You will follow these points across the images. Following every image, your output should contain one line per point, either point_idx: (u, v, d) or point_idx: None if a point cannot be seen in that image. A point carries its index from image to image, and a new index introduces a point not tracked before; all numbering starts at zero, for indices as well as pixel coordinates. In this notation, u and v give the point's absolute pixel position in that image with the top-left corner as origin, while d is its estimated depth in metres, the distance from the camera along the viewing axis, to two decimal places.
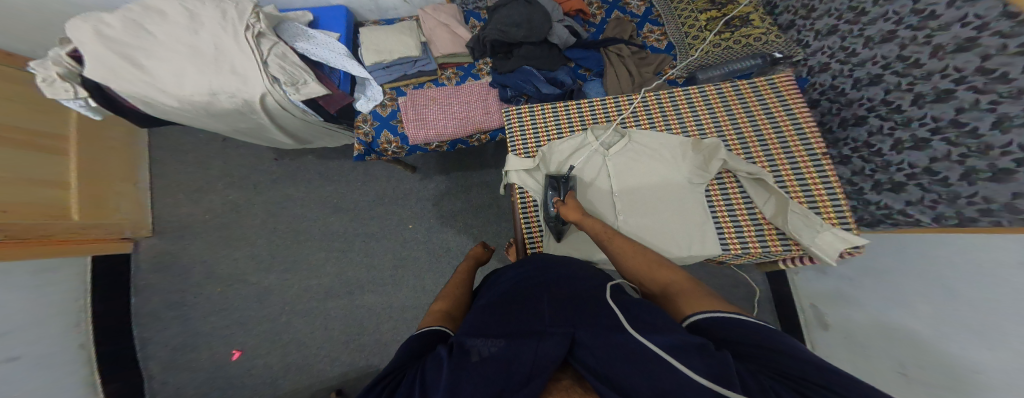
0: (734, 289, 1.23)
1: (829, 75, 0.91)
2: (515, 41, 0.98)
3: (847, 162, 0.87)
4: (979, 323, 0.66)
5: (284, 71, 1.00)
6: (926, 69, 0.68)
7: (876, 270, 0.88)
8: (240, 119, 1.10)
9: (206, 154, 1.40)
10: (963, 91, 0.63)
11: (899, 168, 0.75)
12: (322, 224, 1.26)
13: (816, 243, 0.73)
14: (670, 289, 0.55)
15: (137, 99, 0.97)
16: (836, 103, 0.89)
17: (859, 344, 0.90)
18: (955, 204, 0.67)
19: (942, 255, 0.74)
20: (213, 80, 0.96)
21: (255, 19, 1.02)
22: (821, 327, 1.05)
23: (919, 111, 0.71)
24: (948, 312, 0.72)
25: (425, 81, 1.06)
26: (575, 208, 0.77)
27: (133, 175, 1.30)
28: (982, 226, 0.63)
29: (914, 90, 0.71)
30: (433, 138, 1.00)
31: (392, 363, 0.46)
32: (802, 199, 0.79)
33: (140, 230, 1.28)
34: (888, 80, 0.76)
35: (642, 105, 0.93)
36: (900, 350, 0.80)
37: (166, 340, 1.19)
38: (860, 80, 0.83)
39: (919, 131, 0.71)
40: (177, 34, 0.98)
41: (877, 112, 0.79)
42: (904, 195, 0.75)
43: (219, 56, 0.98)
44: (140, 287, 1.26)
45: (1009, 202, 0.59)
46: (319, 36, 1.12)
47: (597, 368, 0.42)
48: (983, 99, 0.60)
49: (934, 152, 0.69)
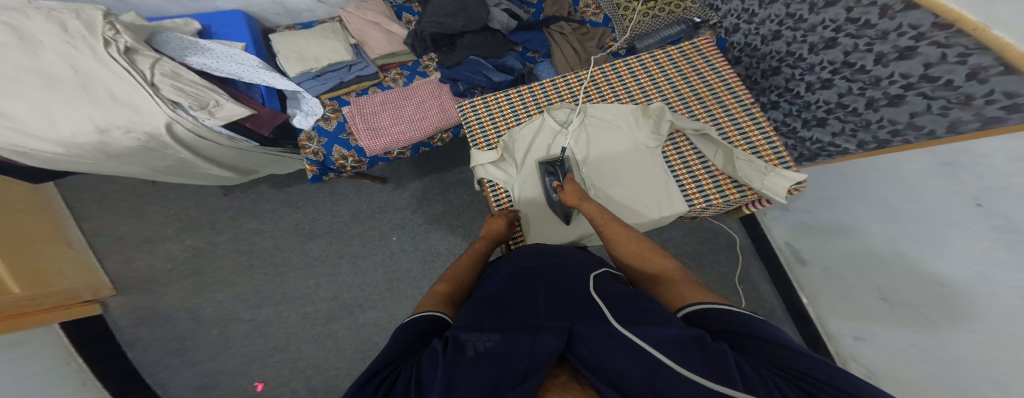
0: (715, 239, 1.32)
1: (741, 35, 0.97)
2: (455, 31, 0.90)
3: (777, 107, 0.94)
4: (923, 236, 0.72)
5: (185, 94, 0.87)
6: (810, 23, 0.77)
7: (825, 199, 0.97)
8: (155, 157, 0.97)
9: (138, 199, 1.33)
10: (843, 38, 0.71)
11: (818, 106, 0.83)
12: (301, 251, 1.26)
13: (766, 186, 0.74)
14: (664, 276, 0.60)
15: (7, 150, 0.82)
16: (753, 58, 0.95)
17: (838, 274, 0.98)
18: (869, 130, 0.74)
19: (875, 175, 0.80)
20: (94, 114, 0.82)
21: (113, 31, 0.88)
22: (800, 262, 1.12)
23: (816, 58, 0.78)
24: (899, 232, 0.78)
25: (368, 86, 0.96)
26: (574, 192, 0.76)
27: (63, 238, 1.19)
28: (896, 146, 0.71)
29: (807, 41, 0.79)
30: (392, 145, 0.91)
31: (380, 361, 0.44)
32: (745, 149, 0.79)
33: (101, 291, 1.21)
34: (786, 34, 0.83)
35: (587, 79, 0.89)
36: (876, 277, 0.86)
37: (184, 381, 1.16)
38: (765, 37, 0.89)
39: (823, 73, 0.79)
40: (12, 60, 0.80)
41: (786, 62, 0.86)
42: (829, 128, 0.83)
43: (85, 82, 0.84)
44: (130, 342, 1.20)
45: (910, 122, 0.66)
46: (216, 48, 0.98)
47: (594, 361, 0.42)
48: (860, 42, 0.68)
49: (840, 89, 0.76)
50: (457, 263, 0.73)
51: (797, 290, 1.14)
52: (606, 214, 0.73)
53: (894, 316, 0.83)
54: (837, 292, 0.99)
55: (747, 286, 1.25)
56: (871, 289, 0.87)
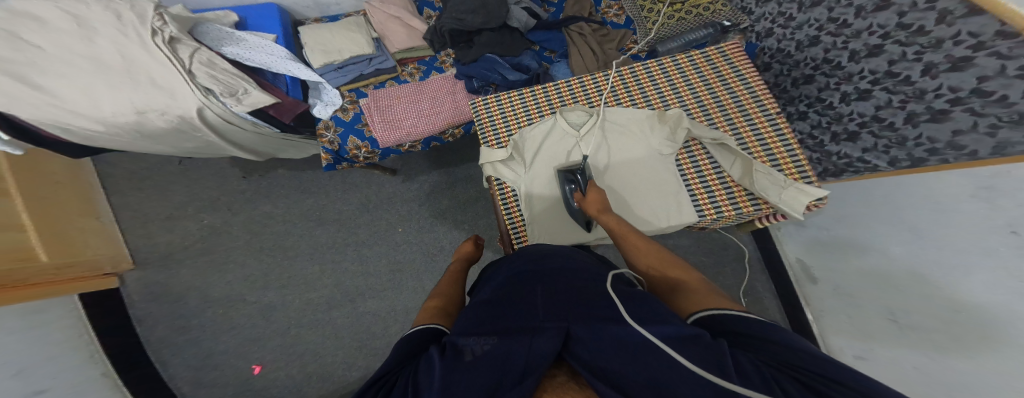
0: (725, 251, 1.28)
1: (775, 39, 0.95)
2: (473, 28, 0.92)
3: (805, 117, 0.92)
4: (952, 262, 0.67)
5: (217, 81, 0.92)
6: (855, 28, 0.74)
7: (846, 217, 0.92)
8: (184, 139, 1.03)
9: (163, 178, 1.39)
10: (890, 45, 0.68)
11: (851, 119, 0.81)
12: (310, 237, 1.28)
13: (783, 199, 0.72)
14: (680, 285, 0.56)
15: (51, 125, 0.88)
16: (785, 65, 0.94)
17: (849, 295, 0.92)
18: (904, 146, 0.71)
19: (906, 195, 0.76)
20: (135, 97, 0.88)
21: (160, 22, 0.94)
22: (811, 281, 1.07)
23: (857, 66, 0.76)
24: (922, 256, 0.73)
25: (386, 79, 0.99)
26: (597, 201, 0.72)
27: (93, 210, 1.26)
28: (933, 164, 0.68)
29: (849, 48, 0.76)
30: (405, 138, 0.94)
31: (385, 365, 0.45)
32: (764, 160, 0.78)
33: (121, 263, 1.26)
34: (825, 40, 0.82)
35: (604, 83, 0.89)
36: (890, 299, 0.81)
37: (187, 359, 1.18)
38: (802, 42, 0.87)
39: (861, 84, 0.76)
40: (70, 45, 0.87)
41: (822, 70, 0.84)
42: (859, 143, 0.80)
43: (130, 67, 0.90)
44: (140, 317, 1.24)
45: (950, 141, 0.63)
46: (250, 39, 1.04)
47: (590, 361, 0.40)
48: (908, 51, 0.65)
49: (878, 102, 0.74)
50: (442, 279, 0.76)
51: (803, 307, 1.09)
52: (625, 225, 0.70)
53: (903, 342, 0.78)
54: (846, 313, 0.94)
55: (754, 304, 1.20)
56: (882, 311, 0.83)
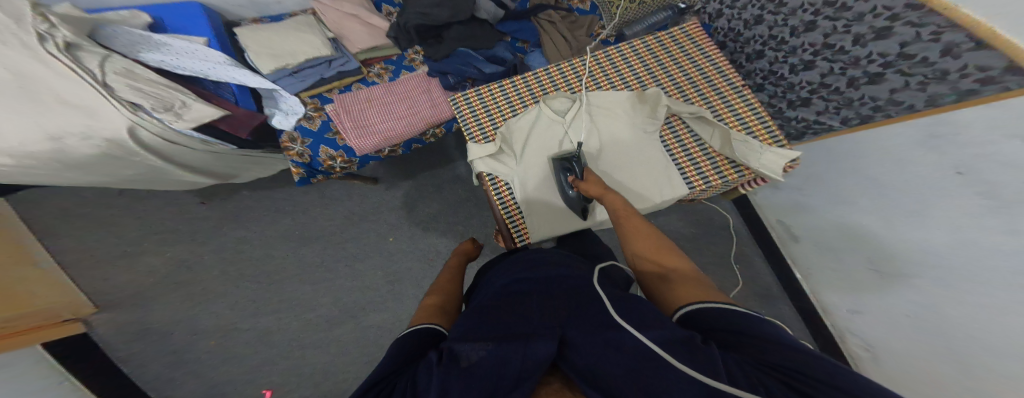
0: (710, 221, 1.36)
1: (725, 20, 1.00)
2: (441, 23, 0.82)
3: (764, 89, 0.97)
4: (914, 206, 0.74)
5: (144, 94, 0.80)
6: (791, 6, 0.81)
7: (812, 175, 0.98)
8: (122, 165, 0.90)
9: (109, 211, 1.25)
10: (822, 21, 0.75)
11: (802, 87, 0.86)
12: (295, 258, 1.22)
13: (763, 163, 0.75)
14: (669, 276, 0.58)
15: None
16: (738, 43, 0.99)
17: (825, 244, 1.02)
18: (852, 106, 0.78)
19: (866, 151, 0.81)
20: (42, 120, 0.75)
21: (45, 24, 0.76)
22: (793, 238, 1.15)
23: (798, 40, 0.82)
24: (886, 204, 0.80)
25: (351, 82, 0.89)
26: (597, 183, 0.74)
27: (29, 257, 1.12)
28: (879, 120, 0.75)
29: (789, 25, 0.83)
30: (383, 143, 0.87)
31: (381, 371, 0.42)
32: (740, 128, 0.79)
33: (81, 308, 1.15)
34: (768, 18, 0.87)
35: (582, 68, 0.85)
36: (862, 248, 0.89)
37: (189, 392, 1.14)
38: (749, 21, 0.92)
39: (804, 55, 0.82)
40: None
41: (769, 46, 0.90)
42: (813, 107, 0.87)
43: (25, 84, 0.74)
44: (122, 358, 1.16)
45: (889, 98, 0.70)
46: (175, 43, 0.89)
47: (584, 369, 0.41)
48: (838, 24, 0.72)
49: (822, 70, 0.80)
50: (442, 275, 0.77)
51: (791, 265, 1.18)
52: (628, 207, 0.72)
53: (887, 286, 0.85)
54: (830, 268, 1.02)
55: (741, 260, 1.30)
56: (861, 259, 0.91)
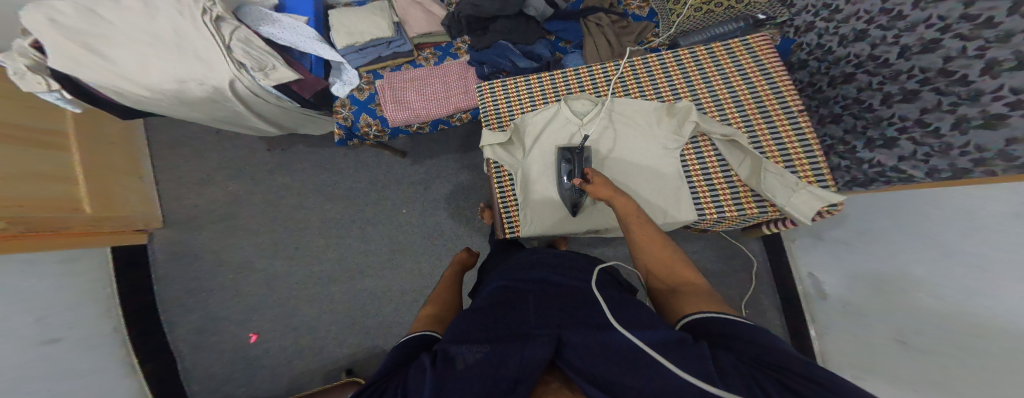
0: (732, 260, 1.23)
1: (815, 34, 0.86)
2: (489, 15, 0.93)
3: (839, 120, 0.85)
4: (977, 281, 0.65)
5: (250, 57, 0.98)
6: (910, 20, 0.65)
7: (874, 232, 0.88)
8: (215, 107, 1.09)
9: (200, 146, 1.46)
10: (948, 40, 0.60)
11: (891, 122, 0.74)
12: (319, 212, 1.33)
13: (792, 202, 0.68)
14: (681, 288, 0.53)
15: (106, 89, 0.96)
16: (824, 62, 0.86)
17: (859, 314, 0.91)
18: (947, 156, 0.65)
19: (939, 212, 0.73)
20: (178, 68, 0.95)
21: (210, 2, 0.98)
22: (820, 297, 1.05)
23: (906, 63, 0.68)
24: (946, 275, 0.71)
25: (402, 63, 1.03)
26: (603, 186, 0.70)
27: (136, 169, 1.35)
28: (979, 176, 0.62)
29: (900, 43, 0.68)
30: (413, 119, 0.97)
31: (376, 374, 0.43)
32: (778, 161, 0.74)
33: (151, 222, 1.34)
34: (873, 34, 0.73)
35: (614, 73, 0.86)
36: (906, 320, 0.79)
37: (191, 323, 1.27)
38: (845, 37, 0.78)
39: (908, 83, 0.69)
40: (132, 19, 0.94)
41: (865, 68, 0.76)
42: (896, 150, 0.74)
43: (179, 42, 0.95)
44: (159, 275, 1.33)
45: (1004, 149, 0.57)
46: (285, 20, 1.10)
47: (586, 369, 0.38)
48: (970, 46, 0.58)
49: (924, 104, 0.67)
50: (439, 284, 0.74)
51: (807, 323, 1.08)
52: (641, 216, 0.66)
53: (909, 362, 0.76)
54: (851, 330, 0.94)
55: (754, 314, 1.18)
56: (890, 329, 0.82)
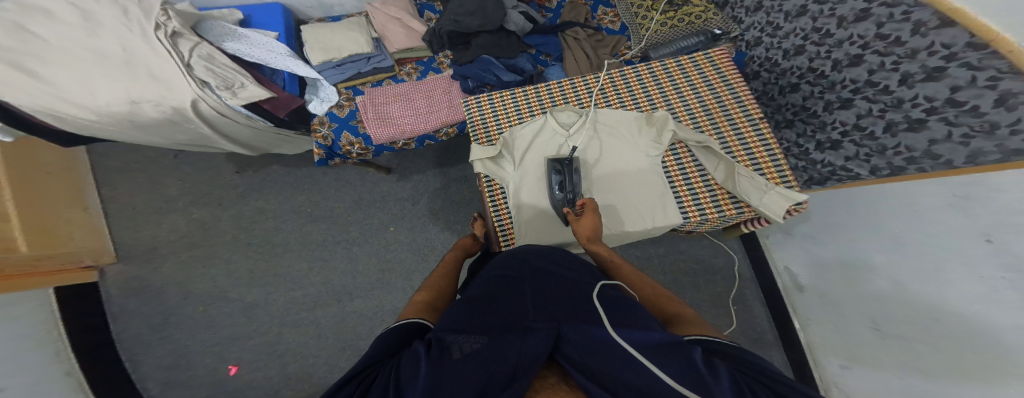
0: (715, 258, 1.34)
1: (763, 48, 0.96)
2: (471, 30, 0.95)
3: (791, 126, 0.94)
4: (929, 267, 0.72)
5: (214, 74, 0.92)
6: (837, 37, 0.75)
7: (831, 225, 0.98)
8: (177, 131, 1.02)
9: (158, 171, 1.36)
10: (869, 55, 0.70)
11: (834, 127, 0.83)
12: (300, 233, 1.28)
13: (765, 204, 0.74)
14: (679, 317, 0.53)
15: (42, 114, 0.86)
16: (773, 73, 0.94)
17: (835, 303, 0.99)
18: (884, 155, 0.74)
19: (883, 205, 0.81)
20: (130, 87, 0.88)
21: (165, 17, 0.94)
22: (798, 289, 1.13)
23: (839, 75, 0.77)
24: (902, 264, 0.78)
25: (383, 78, 1.02)
26: (589, 227, 0.71)
27: (80, 201, 1.23)
28: (910, 173, 0.70)
29: (832, 57, 0.78)
30: (399, 135, 0.96)
31: (362, 363, 0.42)
32: (747, 164, 0.80)
33: (101, 257, 1.23)
34: (810, 49, 0.82)
35: (595, 84, 0.90)
36: (872, 308, 0.87)
37: (158, 360, 1.17)
38: (788, 51, 0.88)
39: (843, 93, 0.78)
40: (73, 36, 0.87)
41: (807, 79, 0.85)
42: (842, 151, 0.83)
43: (130, 59, 0.89)
44: (115, 313, 1.21)
45: (927, 150, 0.66)
46: (252, 35, 1.04)
47: (580, 362, 0.40)
48: (886, 60, 0.67)
49: (859, 110, 0.76)
50: (438, 269, 0.76)
51: (791, 315, 1.16)
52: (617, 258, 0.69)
53: (882, 348, 0.85)
54: (831, 321, 1.01)
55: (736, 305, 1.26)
56: (864, 319, 0.90)
